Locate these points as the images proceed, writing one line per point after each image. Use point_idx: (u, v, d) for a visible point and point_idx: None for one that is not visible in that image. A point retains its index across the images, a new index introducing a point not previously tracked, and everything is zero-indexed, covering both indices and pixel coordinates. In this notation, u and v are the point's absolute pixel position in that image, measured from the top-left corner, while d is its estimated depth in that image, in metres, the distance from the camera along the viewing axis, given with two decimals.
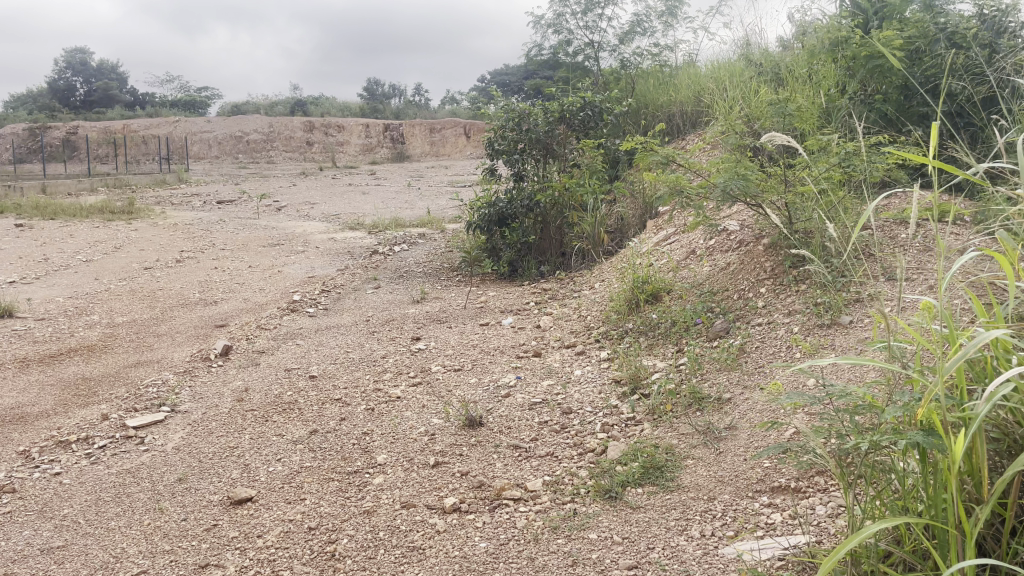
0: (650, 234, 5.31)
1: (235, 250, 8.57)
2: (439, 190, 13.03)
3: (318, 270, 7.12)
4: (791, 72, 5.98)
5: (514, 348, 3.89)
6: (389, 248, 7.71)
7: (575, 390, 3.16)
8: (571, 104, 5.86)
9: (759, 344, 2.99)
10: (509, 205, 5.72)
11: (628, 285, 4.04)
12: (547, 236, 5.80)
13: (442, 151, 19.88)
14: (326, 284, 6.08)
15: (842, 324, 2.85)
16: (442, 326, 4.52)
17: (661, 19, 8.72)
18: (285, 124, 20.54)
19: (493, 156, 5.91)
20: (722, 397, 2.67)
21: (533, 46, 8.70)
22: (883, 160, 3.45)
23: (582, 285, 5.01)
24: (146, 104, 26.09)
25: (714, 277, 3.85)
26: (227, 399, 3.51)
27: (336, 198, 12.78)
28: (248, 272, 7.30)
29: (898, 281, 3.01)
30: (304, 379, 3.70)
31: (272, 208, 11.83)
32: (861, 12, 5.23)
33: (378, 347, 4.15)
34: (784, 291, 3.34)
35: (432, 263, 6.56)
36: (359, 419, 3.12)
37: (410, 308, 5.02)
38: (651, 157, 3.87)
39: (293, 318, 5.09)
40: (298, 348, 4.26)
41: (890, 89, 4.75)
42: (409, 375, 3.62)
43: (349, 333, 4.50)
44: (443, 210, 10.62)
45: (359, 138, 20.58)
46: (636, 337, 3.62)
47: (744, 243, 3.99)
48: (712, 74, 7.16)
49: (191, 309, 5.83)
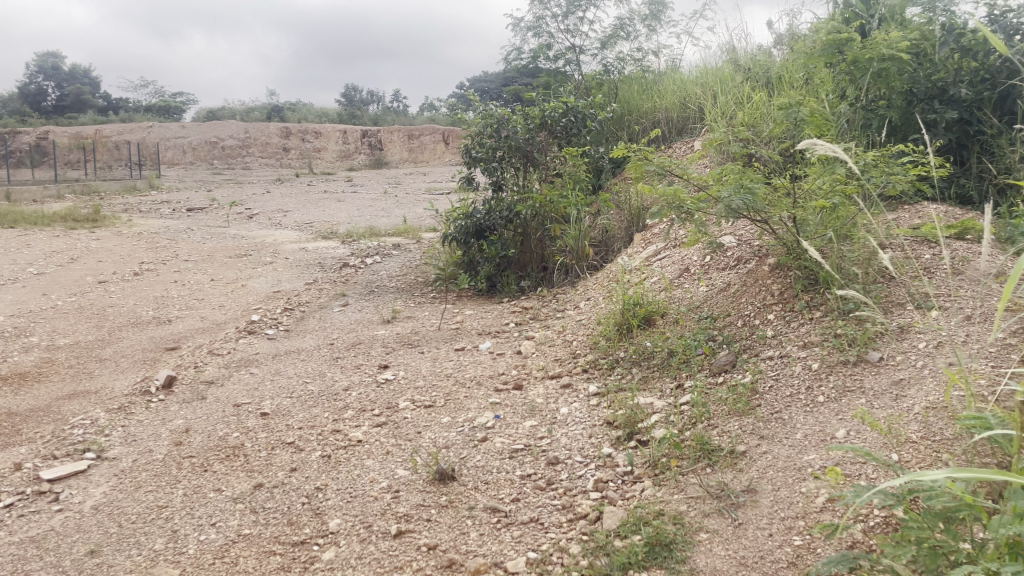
0: (639, 248, 4.93)
1: (200, 262, 8.08)
2: (416, 199, 12.57)
3: (284, 285, 6.66)
4: (784, 78, 5.62)
5: (492, 379, 3.48)
6: (361, 260, 7.28)
7: (562, 434, 2.76)
8: (553, 109, 5.49)
9: (774, 383, 2.60)
10: (487, 216, 5.31)
11: (619, 307, 3.64)
12: (527, 249, 5.40)
13: (421, 158, 19.44)
14: (290, 301, 5.64)
15: (871, 362, 2.48)
16: (413, 351, 4.10)
17: (645, 22, 8.35)
18: (260, 130, 20.02)
19: (470, 165, 5.50)
20: (736, 449, 2.29)
21: (512, 50, 8.30)
22: (905, 171, 3.12)
23: (567, 304, 4.62)
24: (120, 109, 25.42)
25: (713, 299, 3.48)
26: (164, 443, 3.07)
27: (310, 206, 12.26)
28: (210, 286, 6.84)
29: (928, 309, 2.66)
30: (253, 418, 3.26)
31: (243, 216, 11.33)
32: (858, 14, 4.87)
33: (341, 377, 3.72)
34: (795, 318, 2.96)
35: (405, 278, 6.13)
36: (312, 470, 2.70)
37: (379, 330, 4.60)
38: (645, 167, 3.46)
39: (250, 341, 4.63)
40: (251, 378, 3.81)
41: (894, 95, 4.41)
42: (372, 413, 3.19)
43: (310, 360, 4.07)
44: (421, 219, 10.19)
45: (336, 145, 20.08)
46: (629, 368, 3.23)
47: (744, 262, 3.62)
48: (700, 79, 6.81)
49: (142, 330, 5.35)
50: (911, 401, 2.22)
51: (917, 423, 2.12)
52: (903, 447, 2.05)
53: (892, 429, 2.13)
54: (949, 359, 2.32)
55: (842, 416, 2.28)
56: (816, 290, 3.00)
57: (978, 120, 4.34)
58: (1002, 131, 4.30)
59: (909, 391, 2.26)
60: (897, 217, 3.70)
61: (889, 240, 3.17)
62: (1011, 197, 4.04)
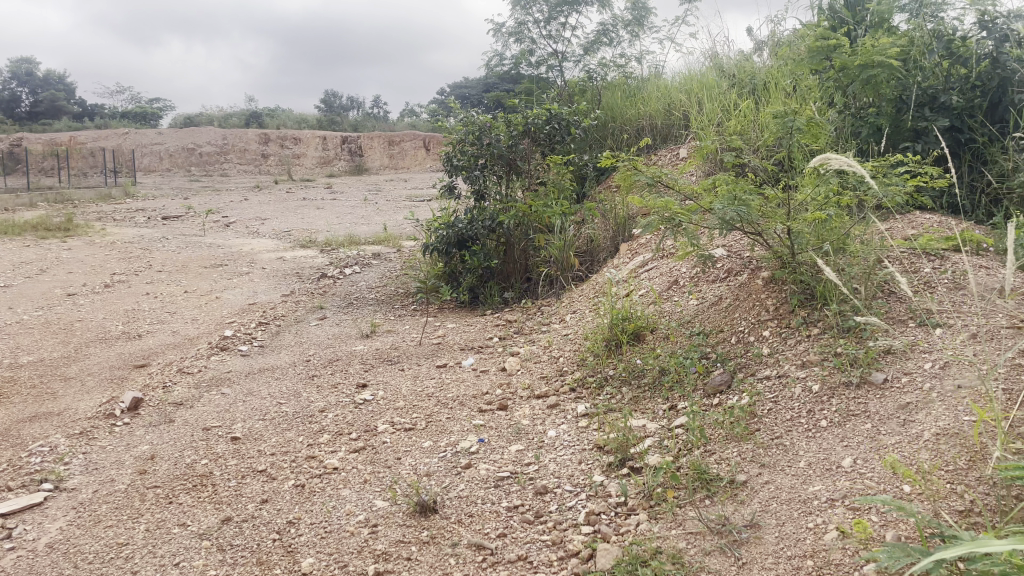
0: (625, 259, 4.81)
1: (174, 272, 7.86)
2: (398, 205, 12.40)
3: (260, 296, 6.47)
4: (770, 86, 5.52)
5: (476, 399, 3.33)
6: (339, 270, 7.10)
7: (550, 460, 2.61)
8: (536, 116, 5.42)
9: (773, 406, 2.47)
10: (469, 226, 5.14)
11: (607, 322, 3.50)
12: (511, 259, 5.25)
13: (402, 164, 19.27)
14: (265, 314, 5.46)
15: (875, 383, 2.36)
16: (393, 368, 3.94)
17: (628, 28, 8.25)
18: (237, 136, 19.70)
19: (451, 174, 5.34)
20: (736, 480, 2.15)
21: (494, 55, 8.17)
22: (903, 181, 3.01)
23: (552, 317, 4.48)
24: (95, 115, 25.04)
25: (704, 313, 3.35)
26: (127, 472, 2.90)
27: (289, 214, 12.04)
28: (183, 299, 6.63)
29: (932, 327, 2.55)
30: (223, 443, 3.09)
31: (219, 224, 11.10)
32: (843, 20, 4.76)
33: (317, 397, 3.55)
34: (792, 335, 2.84)
35: (385, 289, 5.97)
36: (284, 501, 2.54)
37: (358, 345, 4.44)
38: (634, 177, 3.32)
39: (222, 358, 4.44)
40: (222, 399, 3.63)
41: (883, 103, 4.33)
42: (349, 437, 3.03)
43: (285, 378, 3.90)
44: (401, 227, 10.01)
45: (315, 151, 19.85)
46: (619, 388, 3.09)
47: (736, 275, 3.50)
48: (684, 85, 6.70)
49: (111, 346, 5.15)
50: (920, 426, 2.09)
51: (927, 451, 1.99)
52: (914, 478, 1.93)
53: (900, 457, 2.01)
54: (957, 381, 2.20)
55: (847, 442, 2.16)
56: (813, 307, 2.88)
57: (970, 128, 4.25)
58: (995, 138, 4.22)
59: (917, 416, 2.14)
60: (891, 229, 3.60)
61: (886, 253, 3.06)
62: (1007, 205, 3.98)
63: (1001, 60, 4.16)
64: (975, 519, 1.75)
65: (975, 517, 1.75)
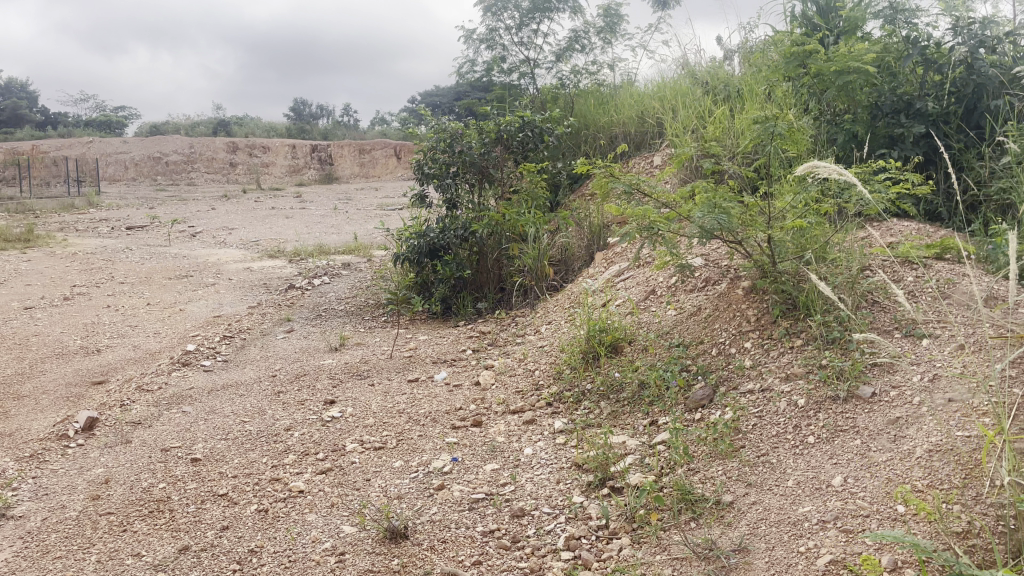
0: (601, 268, 4.72)
1: (137, 284, 7.64)
2: (369, 214, 12.23)
3: (226, 308, 6.28)
4: (744, 92, 5.47)
5: (449, 415, 3.21)
6: (309, 281, 6.93)
7: (527, 480, 2.50)
8: (509, 123, 5.26)
9: (758, 422, 2.38)
10: (441, 235, 5.02)
11: (584, 333, 3.40)
12: (484, 269, 5.14)
13: (373, 173, 19.09)
14: (231, 327, 5.29)
15: (863, 398, 2.28)
16: (363, 383, 3.80)
17: (600, 35, 8.19)
18: (205, 146, 19.27)
19: (423, 182, 5.22)
20: (722, 500, 2.06)
21: (465, 62, 8.07)
22: (884, 188, 2.95)
23: (526, 328, 4.38)
24: (58, 123, 24.52)
25: (683, 324, 3.27)
26: (79, 498, 2.74)
27: (257, 223, 11.81)
28: (146, 311, 6.42)
29: (917, 337, 2.49)
30: (182, 465, 2.95)
31: (185, 234, 10.85)
32: (817, 26, 4.71)
33: (283, 415, 3.41)
34: (774, 347, 2.77)
35: (355, 300, 5.83)
36: (246, 528, 2.40)
37: (326, 359, 4.30)
38: (611, 185, 3.22)
39: (184, 374, 4.27)
40: (183, 418, 3.48)
41: (859, 110, 4.28)
42: (316, 457, 2.90)
43: (249, 395, 3.74)
44: (372, 236, 9.86)
45: (285, 159, 19.56)
46: (597, 402, 2.99)
47: (715, 285, 3.43)
48: (657, 92, 6.65)
49: (68, 361, 4.95)
50: (912, 442, 2.01)
51: (920, 468, 1.91)
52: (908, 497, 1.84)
53: (892, 474, 1.93)
54: (948, 396, 2.13)
55: (837, 460, 2.07)
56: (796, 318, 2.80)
57: (944, 135, 4.23)
58: (969, 145, 4.19)
59: (908, 431, 2.06)
60: (870, 237, 3.55)
61: (868, 261, 3.00)
62: (983, 212, 3.97)
63: (976, 66, 4.12)
64: (973, 541, 1.67)
65: (974, 537, 1.67)
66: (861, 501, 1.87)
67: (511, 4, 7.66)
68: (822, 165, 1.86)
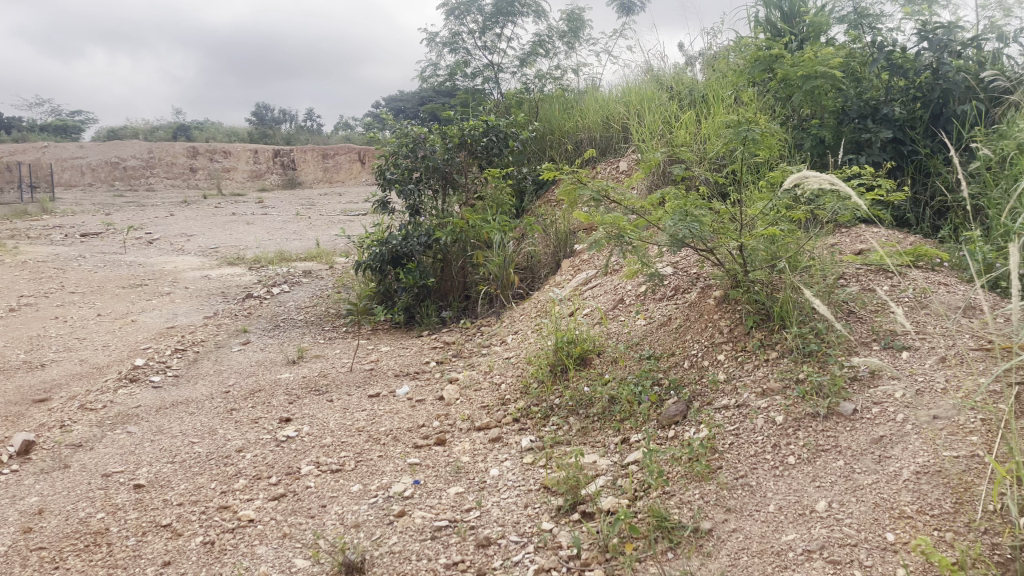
0: (568, 276, 4.60)
1: (88, 294, 7.33)
2: (332, 220, 12.00)
3: (181, 319, 6.04)
4: (709, 97, 5.39)
5: (411, 433, 3.06)
6: (267, 290, 6.72)
7: (494, 504, 2.36)
8: (472, 128, 5.22)
9: (734, 440, 2.27)
10: (404, 242, 4.85)
11: (551, 345, 3.26)
12: (448, 277, 5.01)
13: (336, 179, 18.84)
14: (184, 339, 5.06)
15: (843, 415, 2.18)
16: (321, 399, 3.63)
17: (563, 39, 8.10)
18: (164, 150, 18.78)
19: (384, 187, 5.05)
20: (701, 527, 1.94)
21: (427, 65, 7.93)
22: (859, 195, 2.86)
23: (492, 338, 4.23)
24: (10, 127, 23.80)
25: (653, 335, 3.15)
26: (8, 531, 2.53)
27: (217, 230, 11.50)
28: (96, 323, 6.14)
29: (897, 349, 2.40)
30: (124, 492, 2.75)
31: (142, 241, 10.52)
32: (782, 33, 4.62)
33: (235, 434, 3.23)
34: (749, 359, 2.66)
35: (315, 309, 5.64)
36: (190, 563, 2.23)
37: (283, 372, 4.11)
38: (579, 192, 3.08)
39: (132, 391, 4.05)
40: (128, 440, 3.28)
41: (826, 114, 4.20)
42: (268, 482, 2.72)
43: (200, 414, 3.55)
44: (334, 242, 9.64)
45: (247, 164, 19.15)
46: (565, 418, 2.86)
47: (685, 294, 3.32)
48: (622, 97, 6.55)
49: (10, 377, 4.68)
50: (898, 464, 1.91)
51: (909, 492, 1.81)
52: (897, 523, 1.74)
53: (880, 499, 1.83)
54: (933, 417, 2.03)
55: (819, 482, 1.97)
56: (772, 330, 2.69)
57: (911, 141, 4.17)
58: (936, 150, 4.15)
59: (893, 451, 1.96)
60: (841, 244, 3.47)
61: (841, 269, 2.91)
62: (952, 218, 3.93)
63: (942, 72, 4.04)
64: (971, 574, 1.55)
65: (969, 568, 1.56)
66: (847, 532, 1.76)
67: (474, 7, 7.53)
68: (815, 174, 1.88)
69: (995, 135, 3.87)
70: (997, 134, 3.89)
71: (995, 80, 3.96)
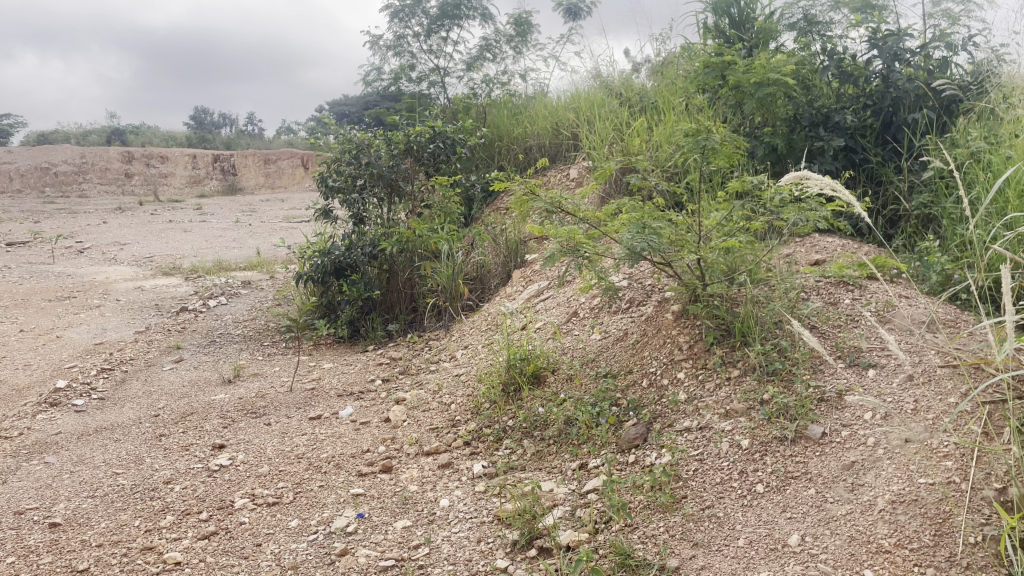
0: (519, 288, 4.46)
1: (11, 308, 6.90)
2: (274, 228, 11.64)
3: (111, 334, 5.71)
4: (660, 105, 5.31)
5: (355, 459, 2.87)
6: (204, 302, 6.41)
7: (445, 539, 2.19)
8: (418, 134, 5.04)
9: (699, 467, 2.15)
10: (347, 253, 4.66)
11: (503, 362, 3.11)
12: (394, 289, 4.80)
13: (278, 185, 18.39)
14: (112, 357, 4.76)
15: (812, 439, 2.08)
16: (259, 422, 3.41)
17: (511, 44, 7.98)
18: (97, 155, 17.99)
19: (326, 195, 4.84)
20: (666, 566, 1.81)
21: (372, 69, 7.73)
22: (819, 205, 2.78)
23: (441, 353, 4.06)
24: None
25: (609, 351, 3.03)
26: None
27: (152, 238, 11.04)
28: (18, 340, 5.77)
29: (863, 368, 2.32)
30: (37, 532, 2.51)
31: (71, 251, 10.02)
32: (731, 40, 4.57)
33: (164, 464, 2.99)
34: (710, 377, 2.55)
35: (254, 323, 5.38)
36: None
37: (218, 393, 3.87)
38: (532, 203, 2.95)
39: (52, 416, 3.76)
40: (45, 472, 3.02)
41: (778, 122, 4.15)
42: (198, 518, 2.51)
43: (126, 441, 3.30)
44: (276, 251, 9.32)
45: (185, 170, 18.53)
46: (520, 441, 2.71)
47: (641, 309, 3.21)
48: (571, 103, 6.45)
49: None
50: (872, 492, 1.82)
51: (885, 524, 1.72)
52: (875, 559, 1.64)
53: (855, 531, 1.73)
54: (905, 439, 1.94)
55: (791, 513, 1.86)
56: (734, 348, 2.59)
57: (862, 149, 4.14)
58: (886, 159, 4.13)
59: (866, 479, 1.87)
60: (796, 254, 3.41)
61: (800, 283, 2.84)
62: (904, 226, 3.91)
63: (892, 80, 4.02)
64: None
65: None
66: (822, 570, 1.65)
67: (419, 10, 7.35)
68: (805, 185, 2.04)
69: (944, 144, 3.85)
70: (947, 144, 3.88)
71: (944, 90, 3.95)
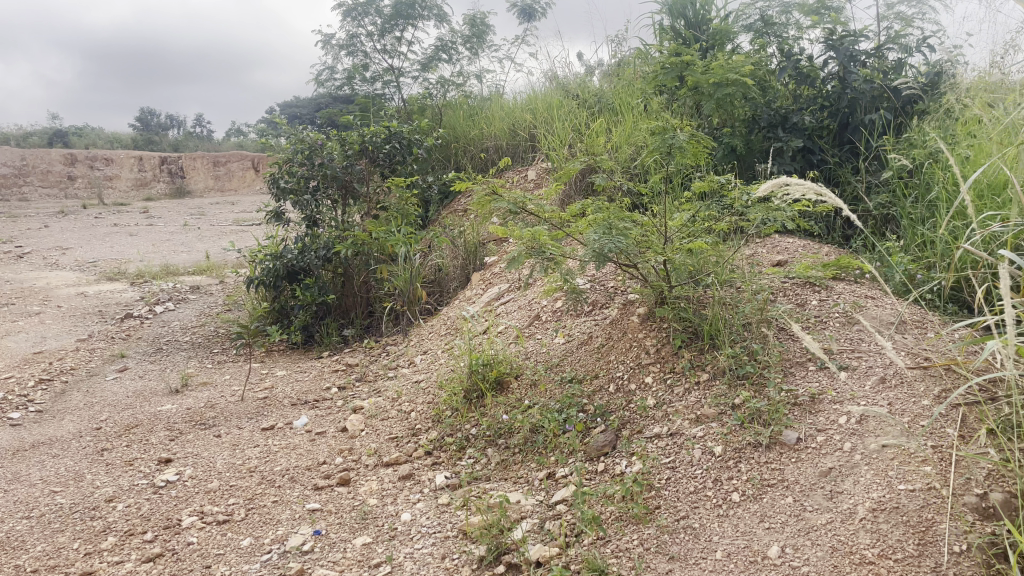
0: (478, 292, 4.36)
1: None
2: (223, 232, 11.32)
3: (50, 343, 5.44)
4: (618, 106, 5.27)
5: (311, 471, 2.74)
6: (151, 309, 6.16)
7: (407, 556, 2.09)
8: (373, 135, 4.91)
9: (671, 476, 2.08)
10: (301, 257, 4.53)
11: (464, 368, 3.01)
12: (349, 293, 4.67)
13: (228, 188, 17.96)
14: (51, 367, 4.53)
15: (787, 444, 2.02)
16: (208, 434, 3.25)
17: (466, 44, 7.87)
18: (38, 156, 17.34)
19: (278, 197, 4.68)
20: None
21: (324, 69, 7.55)
22: (784, 204, 2.74)
23: (399, 359, 3.94)
24: None
25: (573, 355, 2.95)
26: None
27: (96, 242, 10.65)
28: None
29: (835, 370, 2.27)
30: None
31: (10, 256, 9.60)
32: (689, 40, 4.53)
33: (105, 480, 2.82)
34: (679, 381, 2.49)
35: (203, 330, 5.18)
36: None
37: (164, 403, 3.69)
38: (494, 203, 2.85)
39: None
40: None
41: (738, 122, 4.13)
42: (142, 538, 2.36)
43: (65, 457, 3.11)
44: (226, 255, 9.05)
45: (130, 172, 17.99)
46: (484, 449, 2.62)
47: (605, 312, 3.14)
48: (527, 104, 6.37)
49: None
50: (851, 500, 1.77)
51: (867, 534, 1.66)
52: (859, 570, 1.58)
53: (836, 542, 1.67)
54: (882, 444, 1.89)
55: (769, 523, 1.80)
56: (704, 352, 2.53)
57: (820, 149, 4.14)
58: (845, 160, 4.13)
59: (845, 486, 1.82)
60: (760, 254, 3.38)
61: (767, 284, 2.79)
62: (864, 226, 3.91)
63: (850, 81, 4.02)
64: None
65: None
66: None
67: (372, 9, 7.21)
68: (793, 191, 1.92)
69: (902, 145, 3.87)
70: (904, 144, 3.89)
71: (901, 91, 3.96)
